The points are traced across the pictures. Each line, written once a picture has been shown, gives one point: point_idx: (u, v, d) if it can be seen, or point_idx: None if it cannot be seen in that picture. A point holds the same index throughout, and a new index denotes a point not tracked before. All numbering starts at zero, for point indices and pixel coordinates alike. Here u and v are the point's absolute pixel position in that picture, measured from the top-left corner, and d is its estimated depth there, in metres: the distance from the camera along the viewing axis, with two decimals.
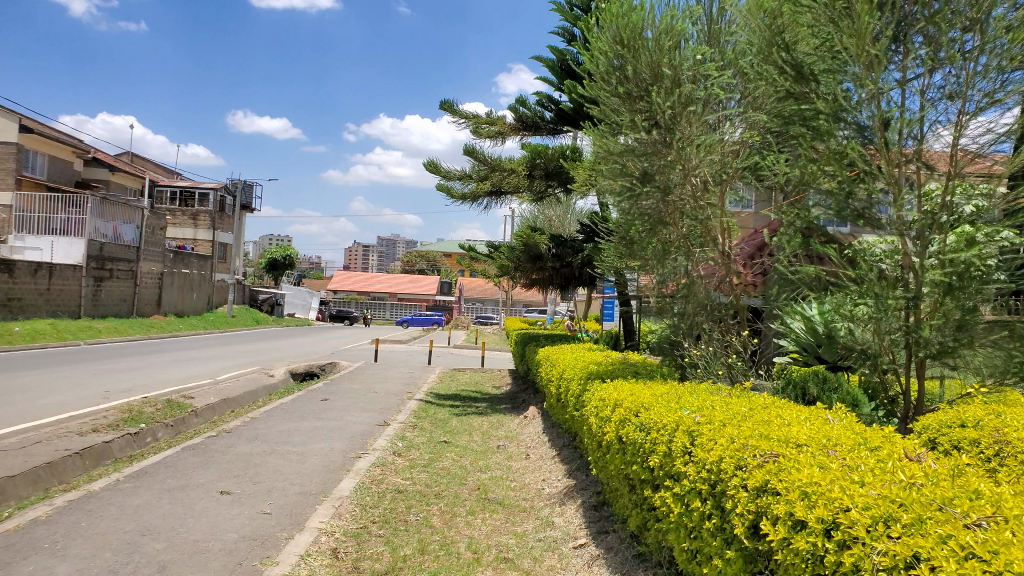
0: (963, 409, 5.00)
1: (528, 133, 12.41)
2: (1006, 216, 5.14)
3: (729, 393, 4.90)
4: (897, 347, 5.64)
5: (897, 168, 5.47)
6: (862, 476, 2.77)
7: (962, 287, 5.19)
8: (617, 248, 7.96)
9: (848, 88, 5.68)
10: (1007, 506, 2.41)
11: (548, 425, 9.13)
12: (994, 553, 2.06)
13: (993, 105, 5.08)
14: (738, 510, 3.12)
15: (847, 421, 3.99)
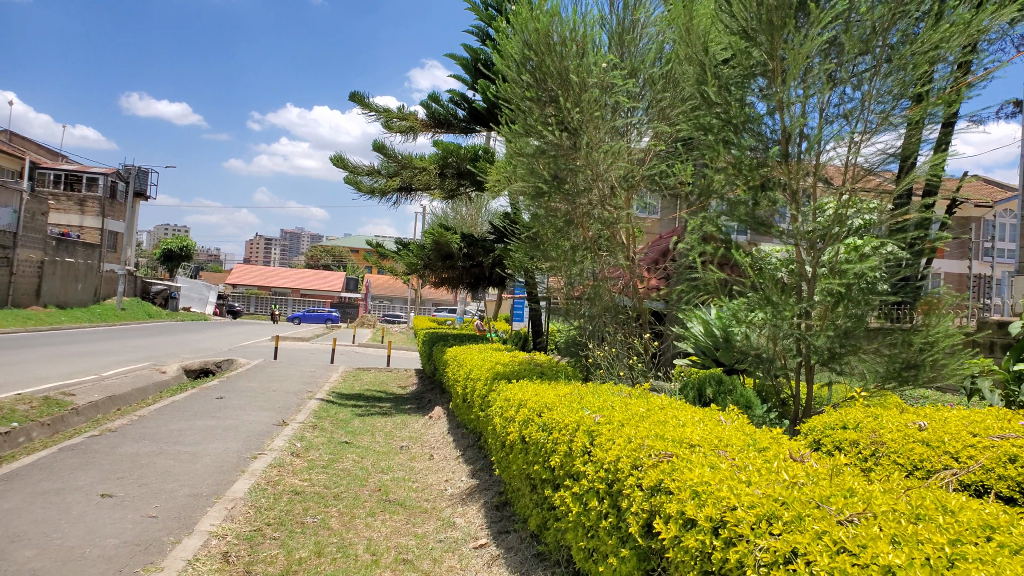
0: (846, 412, 5.29)
1: (440, 131, 12.36)
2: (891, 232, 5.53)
3: (629, 394, 5.01)
4: (790, 352, 5.89)
5: (796, 181, 5.71)
6: (748, 475, 2.88)
7: (851, 296, 5.53)
8: (525, 249, 8.02)
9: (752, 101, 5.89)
10: (877, 503, 2.56)
11: (453, 425, 9.11)
12: (863, 547, 2.19)
13: (883, 125, 5.39)
14: (633, 509, 3.20)
15: (738, 422, 4.15)
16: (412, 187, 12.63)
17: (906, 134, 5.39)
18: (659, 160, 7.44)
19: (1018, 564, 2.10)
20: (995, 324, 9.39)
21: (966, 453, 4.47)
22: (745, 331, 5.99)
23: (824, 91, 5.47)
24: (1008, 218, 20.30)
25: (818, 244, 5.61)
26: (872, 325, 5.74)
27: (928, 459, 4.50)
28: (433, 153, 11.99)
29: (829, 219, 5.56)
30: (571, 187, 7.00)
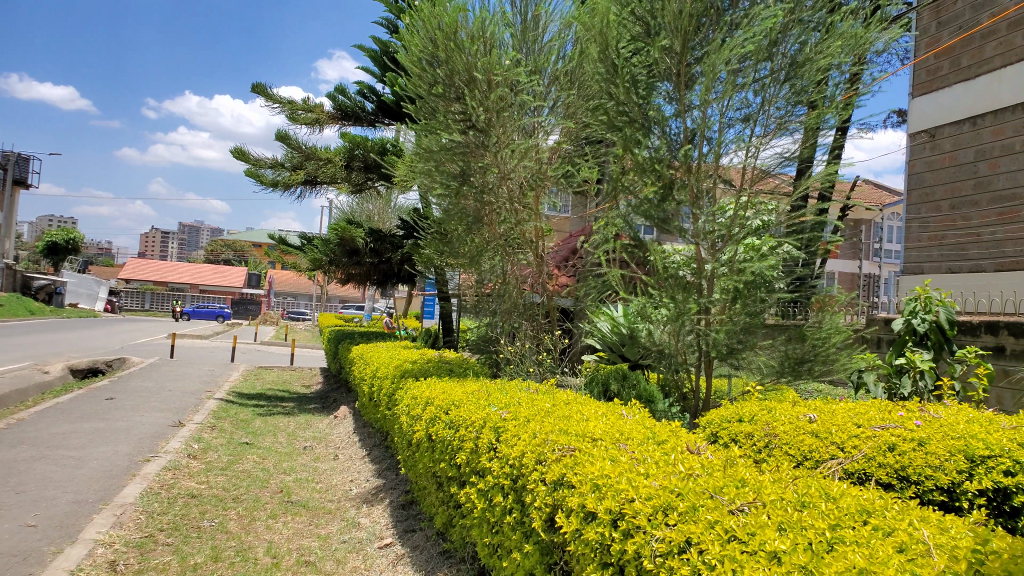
0: (743, 405, 5.51)
1: (348, 123, 12.14)
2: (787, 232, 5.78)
3: (535, 391, 5.05)
4: (691, 348, 6.09)
5: (698, 182, 5.89)
6: (647, 468, 2.95)
7: (749, 294, 5.76)
8: (434, 246, 7.96)
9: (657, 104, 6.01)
10: (766, 492, 2.67)
11: (359, 425, 8.97)
12: (751, 535, 2.28)
13: (781, 130, 5.65)
14: (536, 504, 3.23)
15: (640, 417, 4.24)
16: (317, 180, 12.29)
17: (801, 138, 5.65)
18: (567, 157, 7.49)
19: (891, 547, 2.24)
20: (879, 321, 9.95)
21: (850, 443, 4.73)
22: (651, 328, 6.22)
23: (724, 96, 5.67)
24: (892, 220, 21.59)
25: (719, 244, 5.85)
26: (767, 321, 5.95)
27: (816, 449, 4.74)
28: (339, 146, 11.78)
29: (730, 219, 5.80)
30: (479, 185, 7.01)
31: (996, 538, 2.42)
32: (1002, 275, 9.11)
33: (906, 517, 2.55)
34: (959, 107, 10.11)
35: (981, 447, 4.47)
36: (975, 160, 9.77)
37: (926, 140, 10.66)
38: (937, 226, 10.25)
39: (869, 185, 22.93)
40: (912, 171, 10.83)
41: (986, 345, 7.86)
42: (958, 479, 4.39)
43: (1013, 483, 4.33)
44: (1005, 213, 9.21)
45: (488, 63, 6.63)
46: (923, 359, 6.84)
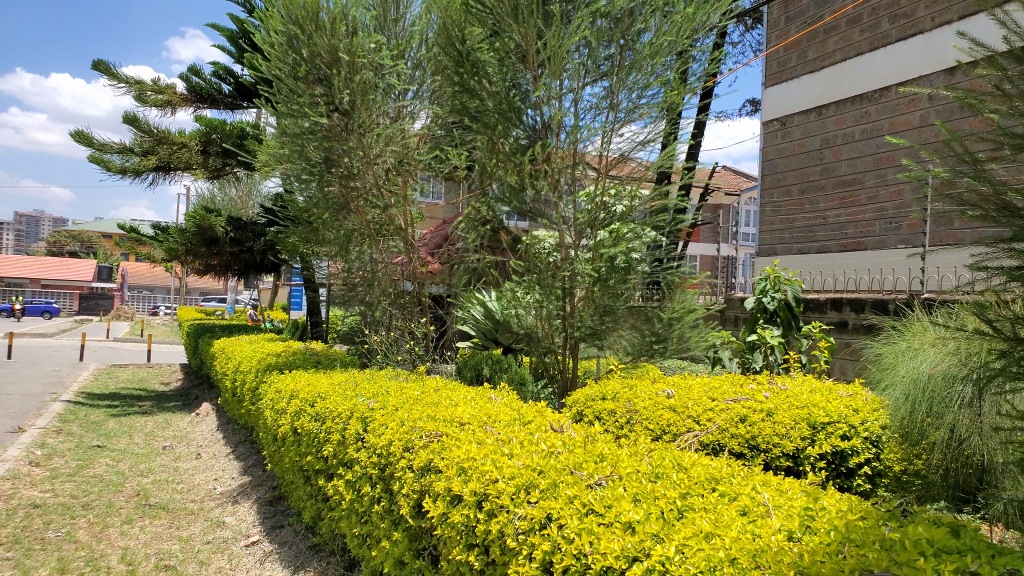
0: (607, 384, 5.74)
1: (203, 106, 11.56)
2: (646, 216, 6.04)
3: (404, 379, 5.03)
4: (558, 331, 6.26)
5: (559, 170, 6.03)
6: (511, 448, 3.00)
7: (609, 277, 6.01)
8: (299, 234, 7.74)
9: (518, 92, 6.10)
10: (623, 465, 2.80)
11: (223, 421, 8.61)
12: (608, 507, 2.38)
13: (637, 115, 5.89)
14: (404, 491, 3.22)
15: (507, 399, 4.32)
16: (170, 165, 11.59)
17: (661, 123, 5.95)
18: (434, 141, 7.44)
19: (734, 510, 2.41)
20: (735, 300, 10.54)
21: (706, 416, 5.03)
22: (518, 313, 6.38)
23: (577, 85, 5.86)
24: (748, 205, 22.93)
25: (586, 230, 6.05)
26: (638, 303, 6.25)
27: (674, 423, 4.99)
28: (194, 130, 11.29)
29: (594, 205, 5.97)
30: (344, 171, 6.90)
31: (826, 496, 2.65)
32: (846, 255, 9.75)
33: (749, 481, 2.74)
34: (806, 97, 10.85)
35: (821, 414, 4.86)
36: (821, 147, 10.52)
37: (778, 128, 11.37)
38: (789, 210, 10.95)
39: (726, 171, 24.23)
40: (766, 158, 11.52)
41: (831, 320, 8.48)
42: (802, 445, 4.77)
43: (848, 446, 4.76)
44: (847, 197, 9.95)
45: (354, 45, 6.54)
46: (773, 334, 7.30)
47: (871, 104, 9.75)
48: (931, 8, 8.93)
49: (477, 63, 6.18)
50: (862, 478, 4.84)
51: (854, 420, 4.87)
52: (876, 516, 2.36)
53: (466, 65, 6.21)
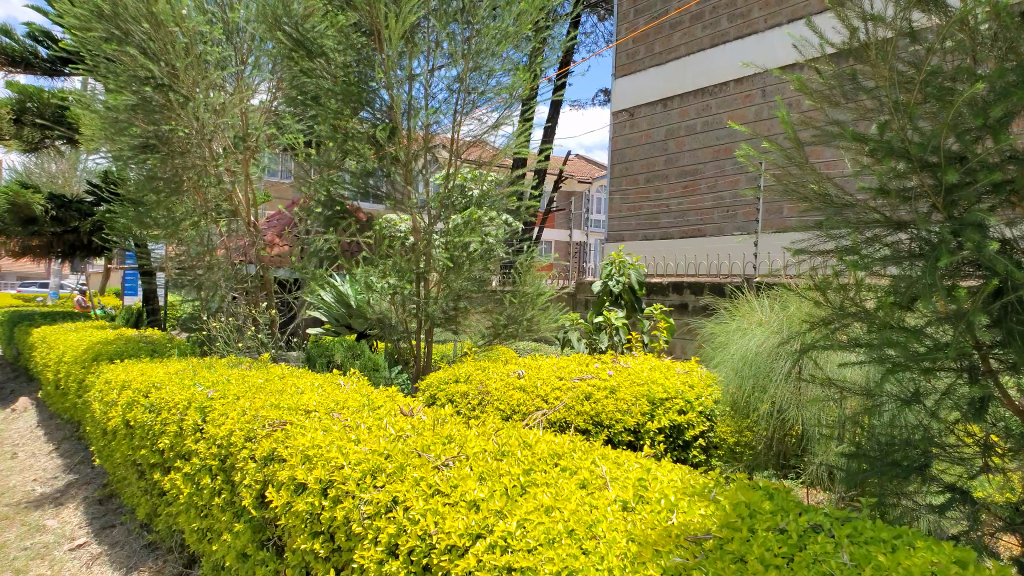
0: (459, 367, 5.81)
1: (16, 70, 10.49)
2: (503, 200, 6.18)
3: (247, 366, 4.84)
4: (411, 316, 6.25)
5: (408, 153, 5.99)
6: (358, 434, 2.97)
7: (461, 261, 6.11)
8: (129, 214, 7.22)
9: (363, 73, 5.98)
10: (470, 445, 2.84)
11: (45, 417, 7.92)
12: (454, 487, 2.42)
13: (486, 98, 5.94)
14: (245, 482, 3.11)
15: (356, 385, 4.26)
16: None
17: (512, 107, 6.02)
18: (278, 117, 7.14)
19: (575, 484, 2.52)
20: (585, 284, 10.84)
21: (553, 395, 5.21)
22: (370, 297, 6.29)
23: (429, 66, 5.86)
24: (598, 193, 23.81)
25: (442, 213, 6.09)
26: (494, 288, 6.39)
27: (524, 403, 5.12)
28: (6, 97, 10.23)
29: (450, 188, 6.02)
30: (179, 147, 6.52)
31: (659, 466, 2.82)
32: (686, 242, 10.23)
33: (589, 456, 2.87)
34: (652, 89, 11.37)
35: (660, 391, 5.15)
36: (665, 138, 11.04)
37: (626, 118, 11.83)
38: (636, 198, 11.44)
39: (579, 159, 25.02)
40: (615, 147, 11.96)
41: (673, 303, 8.98)
42: (642, 420, 5.01)
43: (684, 419, 5.05)
44: (689, 186, 10.50)
45: (166, 13, 6.04)
46: (618, 316, 7.63)
47: (712, 98, 10.31)
48: (765, 10, 9.60)
49: (312, 41, 5.96)
50: (697, 449, 5.15)
51: (689, 395, 5.18)
52: (702, 483, 2.55)
53: (302, 44, 5.97)
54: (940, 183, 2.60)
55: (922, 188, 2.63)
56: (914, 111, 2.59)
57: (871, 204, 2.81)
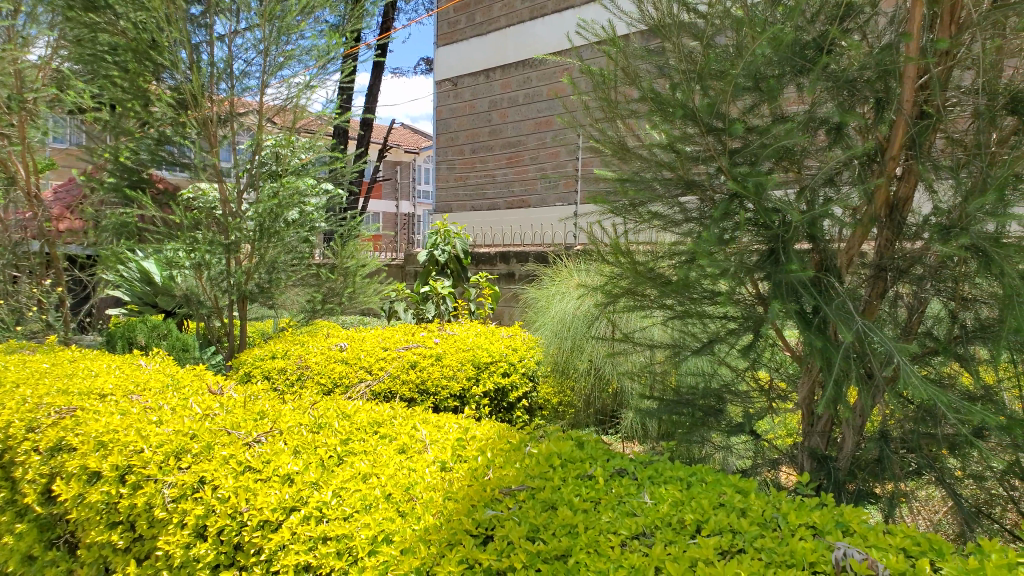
0: (275, 343, 5.60)
1: None
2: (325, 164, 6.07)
3: (31, 351, 4.37)
4: (221, 292, 5.88)
5: (209, 114, 5.66)
6: (160, 416, 2.78)
7: (270, 230, 5.76)
8: None
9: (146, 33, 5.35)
10: (284, 420, 2.75)
11: None
12: (266, 462, 2.33)
13: (292, 61, 5.66)
14: (29, 478, 2.82)
15: (160, 365, 3.98)
16: None
17: (321, 71, 5.79)
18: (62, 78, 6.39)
19: (394, 449, 2.52)
20: (412, 256, 10.68)
21: (377, 365, 5.17)
22: (176, 273, 5.84)
23: (230, 27, 5.52)
24: (424, 163, 23.70)
25: (253, 182, 5.80)
26: (314, 261, 6.23)
27: (346, 375, 5.04)
28: None
29: (268, 157, 5.83)
30: None
31: (477, 425, 2.88)
32: (511, 212, 10.41)
33: (410, 421, 2.87)
34: (474, 59, 11.40)
35: (484, 355, 5.21)
36: (488, 109, 11.12)
37: (449, 88, 11.80)
38: (461, 167, 11.47)
39: (404, 129, 24.72)
40: (439, 117, 11.92)
41: (500, 272, 9.17)
42: (467, 385, 5.07)
43: (508, 381, 5.15)
44: (512, 157, 10.62)
45: None
46: (443, 285, 7.59)
47: (532, 71, 10.48)
48: None
49: None
50: (520, 410, 5.29)
51: (512, 358, 5.28)
52: (518, 439, 2.64)
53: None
54: (723, 146, 2.83)
55: (710, 151, 2.85)
56: (702, 79, 2.79)
57: (668, 167, 3.00)
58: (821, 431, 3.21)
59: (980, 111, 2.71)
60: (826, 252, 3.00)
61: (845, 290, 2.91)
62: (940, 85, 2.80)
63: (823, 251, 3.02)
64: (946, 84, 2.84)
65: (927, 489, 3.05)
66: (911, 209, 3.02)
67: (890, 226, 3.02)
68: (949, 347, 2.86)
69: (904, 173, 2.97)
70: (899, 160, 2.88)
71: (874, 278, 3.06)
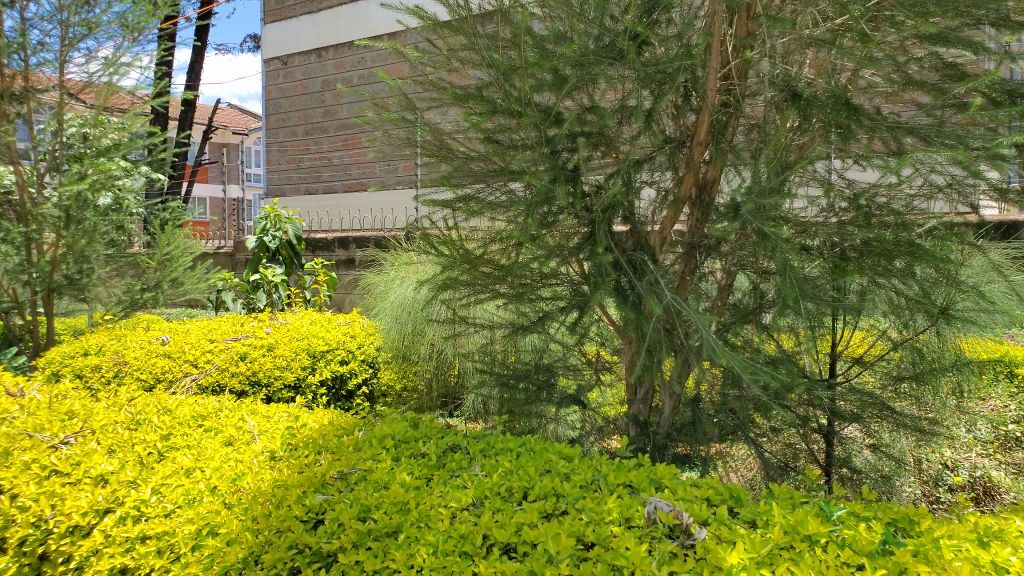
0: (85, 339, 5.20)
1: None
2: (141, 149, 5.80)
3: None
4: (20, 284, 5.33)
5: None
6: None
7: (79, 219, 5.25)
8: None
9: None
10: (96, 419, 2.58)
11: None
12: (76, 464, 2.19)
13: (92, 33, 5.19)
14: None
15: None
16: None
17: (129, 46, 5.38)
18: None
19: (219, 442, 2.44)
20: (242, 243, 10.20)
21: (204, 359, 4.94)
22: None
23: None
24: (254, 145, 22.55)
25: (54, 164, 5.33)
26: (130, 249, 5.84)
27: (169, 370, 4.78)
28: None
29: (77, 140, 5.37)
30: None
31: (309, 414, 2.84)
32: (349, 196, 10.13)
33: (236, 413, 2.79)
34: (305, 38, 11.00)
35: (320, 344, 5.11)
36: (321, 90, 10.80)
37: (279, 67, 11.33)
38: (294, 150, 11.05)
39: (230, 109, 23.36)
40: (269, 97, 11.43)
41: (338, 258, 9.04)
42: (302, 374, 4.96)
43: (346, 369, 5.11)
44: (348, 139, 10.35)
45: None
46: (275, 274, 7.29)
47: (367, 52, 10.26)
48: None
49: None
50: (360, 398, 5.26)
51: (351, 345, 5.22)
52: (351, 423, 2.63)
53: None
54: (548, 131, 2.96)
55: (532, 137, 2.98)
56: (526, 67, 2.89)
57: (496, 152, 3.09)
58: (642, 398, 3.45)
59: (773, 103, 3.00)
60: (643, 232, 3.22)
61: (657, 268, 3.15)
62: (738, 77, 3.07)
63: (639, 231, 3.24)
64: (743, 77, 3.12)
65: (735, 445, 3.37)
66: (717, 191, 3.30)
67: (699, 207, 3.30)
68: (749, 316, 3.17)
69: (710, 158, 3.23)
70: (706, 146, 3.13)
71: (686, 255, 3.27)
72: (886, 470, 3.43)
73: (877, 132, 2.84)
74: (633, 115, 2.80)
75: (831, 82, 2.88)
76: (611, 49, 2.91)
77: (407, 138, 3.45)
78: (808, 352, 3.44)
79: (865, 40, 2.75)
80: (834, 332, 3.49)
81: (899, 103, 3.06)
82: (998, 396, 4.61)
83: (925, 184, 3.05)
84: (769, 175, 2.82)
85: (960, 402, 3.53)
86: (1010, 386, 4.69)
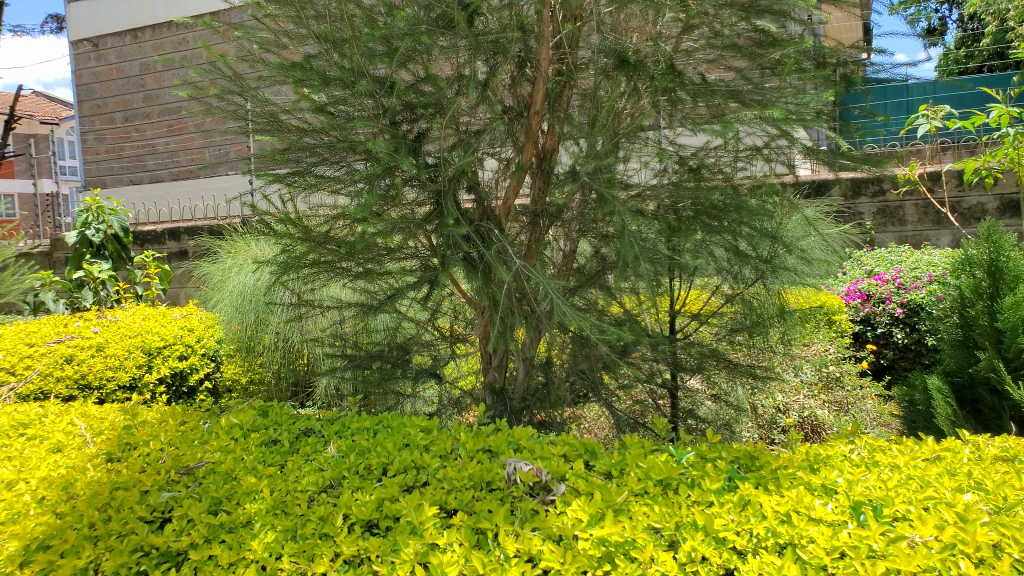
0: None
1: None
2: None
3: None
4: None
5: None
6: None
7: None
8: None
9: None
10: None
11: None
12: None
13: None
14: None
15: None
16: None
17: None
18: None
19: (45, 450, 2.24)
20: (60, 240, 9.35)
21: (22, 365, 4.49)
22: None
23: None
24: (66, 134, 20.66)
25: None
26: None
27: None
28: None
29: None
30: None
31: (147, 411, 2.67)
32: (178, 183, 9.51)
33: (64, 417, 2.56)
34: (118, 17, 10.12)
35: (155, 340, 4.84)
36: (140, 74, 10.03)
37: (90, 49, 10.34)
38: (113, 139, 10.08)
39: (34, 95, 21.17)
40: (80, 82, 10.42)
41: (170, 250, 8.57)
42: (138, 373, 4.67)
43: (186, 364, 4.89)
44: (173, 124, 9.55)
45: None
46: (101, 270, 6.71)
47: (188, 32, 9.61)
48: None
49: None
50: (202, 393, 5.09)
51: (189, 340, 5.02)
52: (195, 417, 2.50)
53: None
54: (385, 105, 2.89)
55: (370, 110, 2.90)
56: (359, 37, 2.80)
57: (333, 128, 2.98)
58: (497, 365, 3.49)
59: (604, 72, 3.09)
60: (487, 203, 3.24)
61: (503, 236, 3.17)
62: (570, 47, 3.13)
63: (483, 202, 3.25)
64: (575, 46, 3.19)
65: (588, 405, 3.49)
66: (557, 160, 3.36)
67: (540, 175, 3.38)
68: (593, 279, 3.28)
69: (548, 127, 3.28)
70: (542, 115, 3.20)
71: (531, 224, 3.33)
72: (727, 417, 3.67)
73: (700, 97, 2.99)
74: (469, 85, 2.79)
75: (657, 50, 2.99)
76: (443, 18, 2.88)
77: (237, 117, 3.26)
78: (651, 311, 3.60)
79: (686, 9, 2.88)
80: (672, 292, 3.67)
81: (719, 70, 3.24)
82: (820, 341, 5.11)
83: (747, 147, 3.26)
84: (604, 141, 2.91)
85: (787, 349, 3.82)
86: (829, 331, 5.16)
